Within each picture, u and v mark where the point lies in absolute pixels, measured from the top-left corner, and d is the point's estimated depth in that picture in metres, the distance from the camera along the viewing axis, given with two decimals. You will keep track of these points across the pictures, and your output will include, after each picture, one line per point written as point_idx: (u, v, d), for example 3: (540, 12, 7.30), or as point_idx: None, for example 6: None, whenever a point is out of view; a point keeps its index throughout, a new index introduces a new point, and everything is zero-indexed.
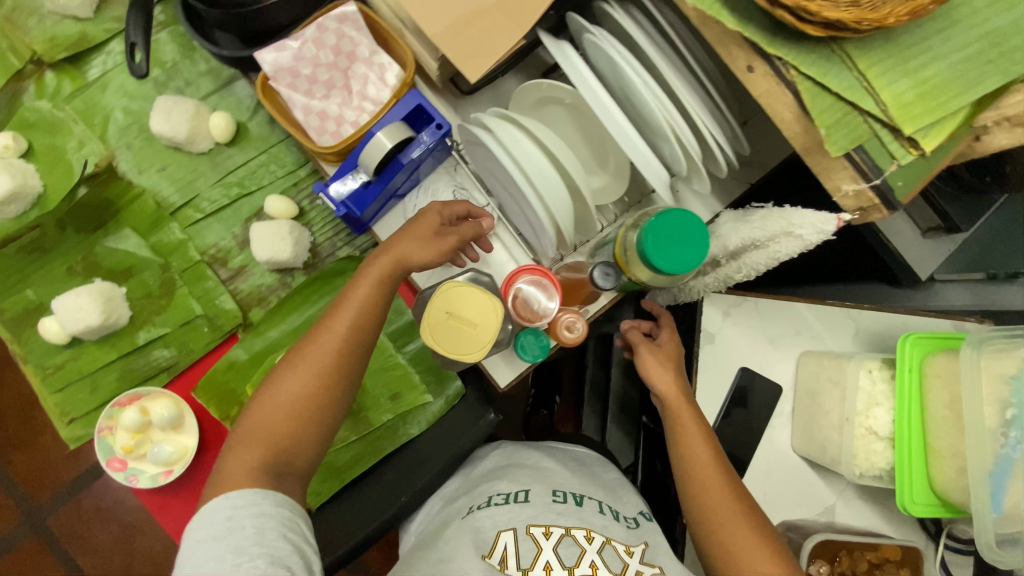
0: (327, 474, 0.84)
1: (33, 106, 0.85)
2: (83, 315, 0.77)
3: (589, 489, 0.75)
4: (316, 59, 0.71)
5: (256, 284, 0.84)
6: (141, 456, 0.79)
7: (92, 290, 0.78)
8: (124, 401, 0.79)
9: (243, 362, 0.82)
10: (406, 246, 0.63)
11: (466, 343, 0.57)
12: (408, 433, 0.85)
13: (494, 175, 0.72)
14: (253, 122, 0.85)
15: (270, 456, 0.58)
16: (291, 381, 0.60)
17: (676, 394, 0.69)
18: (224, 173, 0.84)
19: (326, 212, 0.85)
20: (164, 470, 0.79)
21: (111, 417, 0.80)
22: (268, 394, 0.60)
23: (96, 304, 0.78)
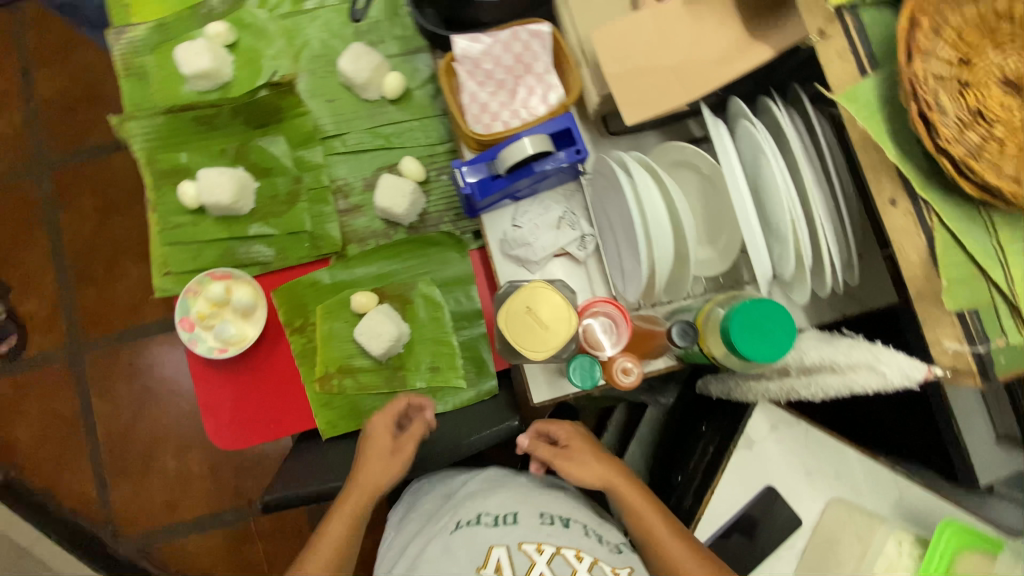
0: (348, 414, 0.89)
1: (253, 12, 0.97)
2: (216, 192, 0.87)
3: (574, 512, 0.76)
4: (498, 59, 0.79)
5: (362, 225, 0.92)
6: (207, 327, 0.87)
7: (230, 173, 0.88)
8: (217, 274, 0.88)
9: (323, 285, 0.90)
10: (370, 474, 0.76)
11: (534, 340, 0.60)
12: (434, 407, 0.89)
13: (611, 212, 0.76)
14: (419, 91, 0.94)
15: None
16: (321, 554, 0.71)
17: (620, 482, 0.74)
18: (378, 124, 0.93)
19: (446, 189, 0.92)
20: (221, 347, 0.87)
21: (200, 283, 0.88)
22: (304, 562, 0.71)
23: (229, 186, 0.88)
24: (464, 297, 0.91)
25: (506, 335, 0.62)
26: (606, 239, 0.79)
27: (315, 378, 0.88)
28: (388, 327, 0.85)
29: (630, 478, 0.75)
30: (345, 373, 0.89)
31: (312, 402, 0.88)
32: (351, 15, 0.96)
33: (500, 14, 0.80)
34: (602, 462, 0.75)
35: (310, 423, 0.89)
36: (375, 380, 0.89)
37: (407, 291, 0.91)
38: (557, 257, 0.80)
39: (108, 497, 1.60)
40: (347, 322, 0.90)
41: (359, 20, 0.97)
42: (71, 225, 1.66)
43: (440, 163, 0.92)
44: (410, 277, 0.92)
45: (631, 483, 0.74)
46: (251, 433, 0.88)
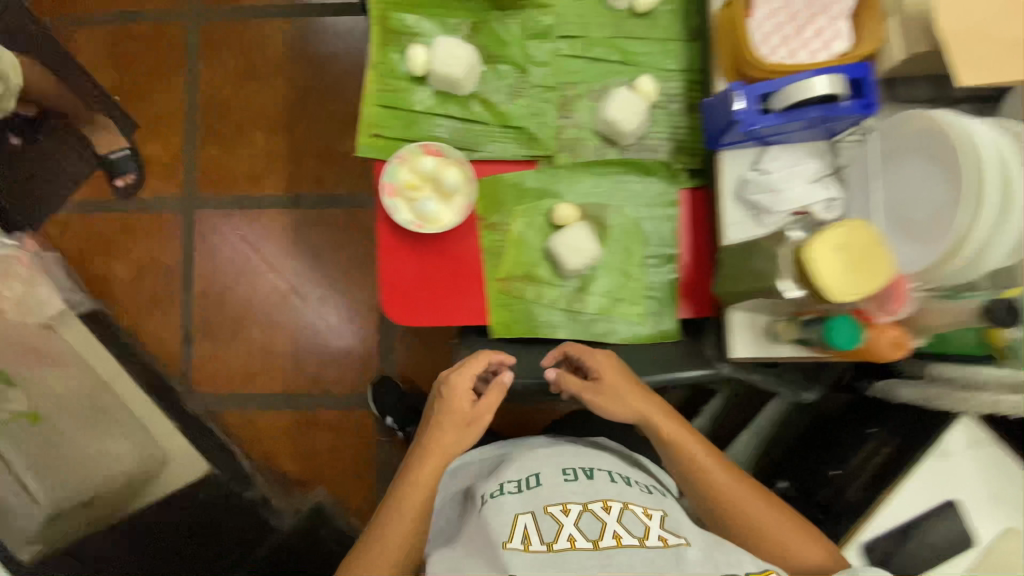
0: (521, 321, 0.86)
1: None
2: (447, 65, 0.83)
3: (594, 461, 0.77)
4: None
5: (577, 136, 0.87)
6: (409, 198, 0.85)
7: (464, 51, 0.84)
8: (429, 149, 0.85)
9: (525, 188, 0.87)
10: (444, 440, 0.77)
11: (846, 281, 0.60)
12: (603, 335, 0.85)
13: (909, 194, 0.69)
14: (668, 12, 0.88)
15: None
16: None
17: (666, 416, 0.77)
18: (618, 35, 0.87)
19: (673, 120, 0.87)
20: (416, 222, 0.85)
21: (410, 153, 0.85)
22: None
23: (460, 63, 0.83)
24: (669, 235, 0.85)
25: (810, 270, 0.60)
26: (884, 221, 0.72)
27: (498, 276, 0.86)
28: (586, 246, 0.81)
29: (671, 411, 0.78)
30: (528, 280, 0.86)
31: (488, 299, 0.86)
32: None
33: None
34: (659, 404, 0.78)
35: (482, 319, 0.87)
36: (555, 295, 0.86)
37: (609, 214, 0.85)
38: (795, 214, 0.76)
39: (189, 352, 1.62)
40: (540, 230, 0.87)
41: None
42: (210, 77, 1.65)
43: (675, 91, 0.87)
44: (615, 200, 0.86)
45: (674, 419, 0.77)
46: (421, 313, 0.86)
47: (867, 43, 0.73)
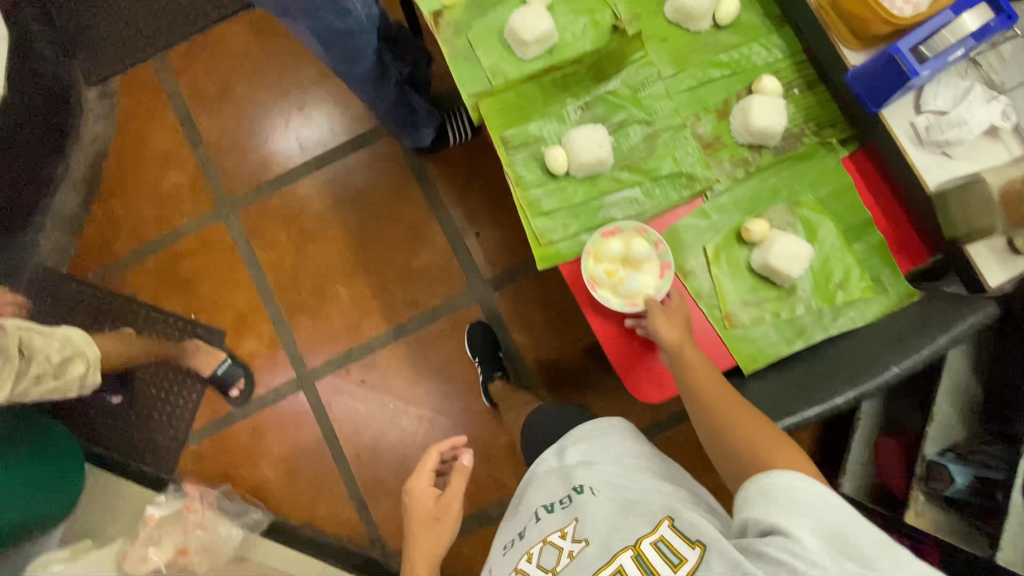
0: (765, 344, 0.85)
1: None
2: (583, 154, 0.85)
3: (528, 505, 0.82)
4: None
5: (726, 157, 0.88)
6: (612, 283, 0.85)
7: (595, 133, 0.86)
8: (608, 232, 0.86)
9: (704, 226, 0.88)
10: (421, 509, 0.90)
11: None
12: (851, 322, 0.84)
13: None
14: (747, 13, 0.90)
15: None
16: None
17: (680, 344, 0.77)
18: (715, 54, 0.90)
19: (804, 101, 0.88)
20: (630, 301, 0.85)
21: (594, 245, 0.86)
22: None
23: (595, 147, 0.85)
24: (851, 205, 0.87)
25: None
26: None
27: (722, 317, 0.86)
28: (790, 249, 0.82)
29: (690, 338, 0.79)
30: (750, 306, 0.86)
31: (725, 341, 0.85)
32: None
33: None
34: (681, 330, 0.79)
35: (728, 359, 0.86)
36: (783, 308, 0.86)
37: (790, 211, 0.87)
38: (983, 135, 0.77)
39: (368, 518, 1.58)
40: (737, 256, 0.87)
41: None
42: (269, 261, 1.68)
43: (791, 78, 0.89)
44: (789, 196, 0.87)
45: (693, 348, 0.78)
46: (672, 383, 0.85)
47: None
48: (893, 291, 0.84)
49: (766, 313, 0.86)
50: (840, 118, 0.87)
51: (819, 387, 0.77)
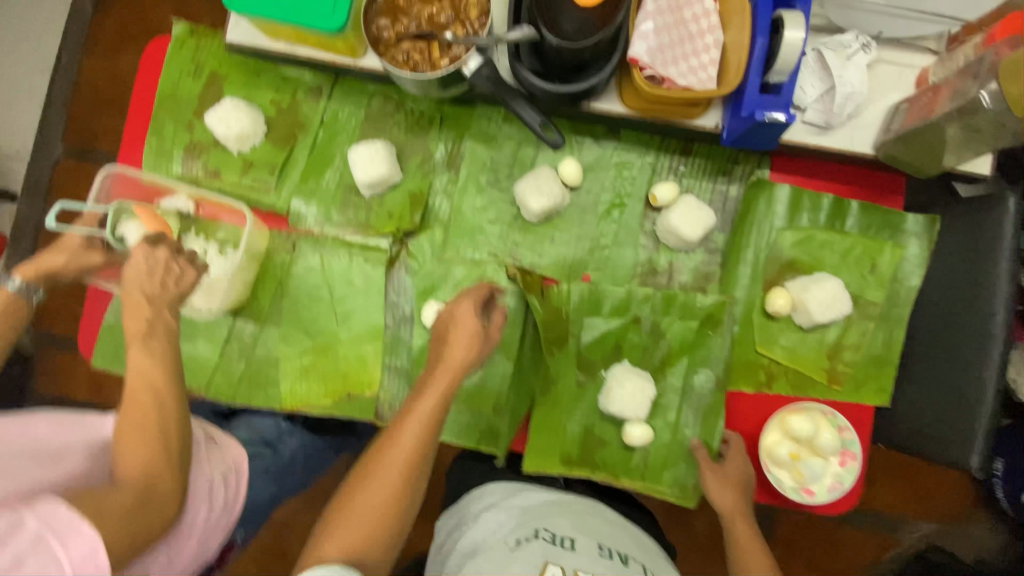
0: (876, 369, 0.82)
1: (422, 275, 0.85)
2: (634, 403, 0.79)
3: (625, 549, 0.69)
4: (667, 27, 0.69)
5: (693, 269, 0.84)
6: (793, 465, 0.79)
7: (623, 376, 0.80)
8: (791, 409, 0.80)
9: (739, 334, 0.83)
10: (455, 351, 0.64)
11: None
12: (914, 285, 0.82)
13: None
14: (587, 150, 0.85)
15: (383, 526, 0.55)
16: (383, 474, 0.57)
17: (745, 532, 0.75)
18: (600, 205, 0.85)
19: (698, 168, 0.84)
20: (803, 487, 0.79)
21: (779, 420, 0.80)
22: (381, 473, 0.57)
23: (636, 388, 0.79)
24: (816, 204, 0.83)
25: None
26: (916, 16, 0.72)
27: (828, 384, 0.82)
28: (824, 295, 0.78)
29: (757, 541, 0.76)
30: (838, 353, 0.82)
31: (850, 398, 0.82)
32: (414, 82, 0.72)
33: (634, 3, 0.68)
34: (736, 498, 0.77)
35: (865, 408, 0.82)
36: (859, 329, 0.82)
37: (781, 258, 0.83)
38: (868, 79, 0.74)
39: None
40: (787, 330, 0.82)
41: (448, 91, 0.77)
42: None
43: (669, 162, 0.85)
44: (768, 247, 0.83)
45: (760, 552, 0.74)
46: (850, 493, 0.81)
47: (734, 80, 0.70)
48: (913, 231, 0.82)
49: (853, 343, 0.82)
50: (737, 152, 0.83)
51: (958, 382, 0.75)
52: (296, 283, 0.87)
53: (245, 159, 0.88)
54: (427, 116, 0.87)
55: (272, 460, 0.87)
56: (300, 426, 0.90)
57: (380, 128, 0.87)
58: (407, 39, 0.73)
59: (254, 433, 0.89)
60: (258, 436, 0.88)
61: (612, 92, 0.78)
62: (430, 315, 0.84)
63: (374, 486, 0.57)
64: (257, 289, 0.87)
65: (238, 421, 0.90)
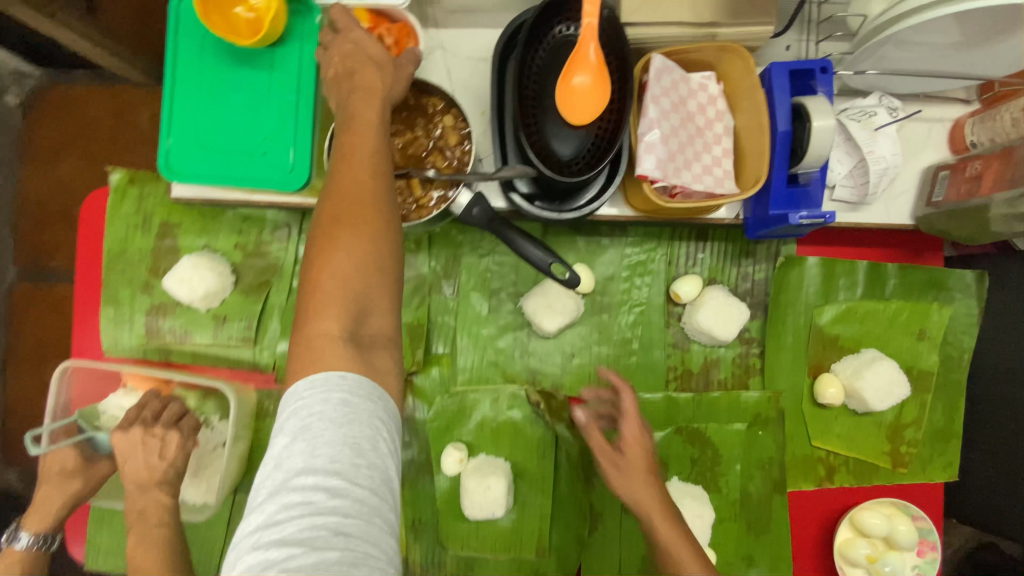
0: (942, 444, 0.75)
1: (437, 415, 0.77)
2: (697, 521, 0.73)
3: None
4: (675, 130, 0.61)
5: (730, 363, 0.76)
6: (874, 569, 0.72)
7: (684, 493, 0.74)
8: (862, 507, 0.73)
9: (789, 428, 0.76)
10: (369, 79, 0.55)
11: None
12: (967, 347, 0.76)
13: (920, 57, 0.59)
14: (595, 250, 0.77)
15: (368, 246, 0.50)
16: (343, 232, 0.49)
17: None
18: (618, 307, 0.77)
19: (719, 252, 0.77)
20: None
21: (850, 521, 0.73)
22: (331, 217, 0.50)
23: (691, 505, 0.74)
24: (853, 274, 0.76)
25: None
26: (946, 76, 0.62)
27: (894, 468, 0.75)
28: (878, 380, 0.72)
29: None
30: (900, 433, 0.75)
31: (919, 480, 0.75)
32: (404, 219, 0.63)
33: (635, 112, 0.61)
34: None
35: (934, 488, 0.76)
36: (919, 403, 0.75)
37: (823, 337, 0.76)
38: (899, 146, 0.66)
39: None
40: (841, 416, 0.75)
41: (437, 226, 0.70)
42: None
43: (685, 250, 0.77)
44: (807, 329, 0.76)
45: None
46: None
47: (750, 184, 0.62)
48: (960, 289, 0.75)
49: (915, 419, 0.75)
50: None
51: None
52: None
53: (217, 315, 0.79)
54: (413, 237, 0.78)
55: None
56: None
57: None
58: None
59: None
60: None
61: (617, 193, 0.70)
62: (451, 464, 0.76)
63: (349, 217, 0.50)
64: (253, 455, 0.78)
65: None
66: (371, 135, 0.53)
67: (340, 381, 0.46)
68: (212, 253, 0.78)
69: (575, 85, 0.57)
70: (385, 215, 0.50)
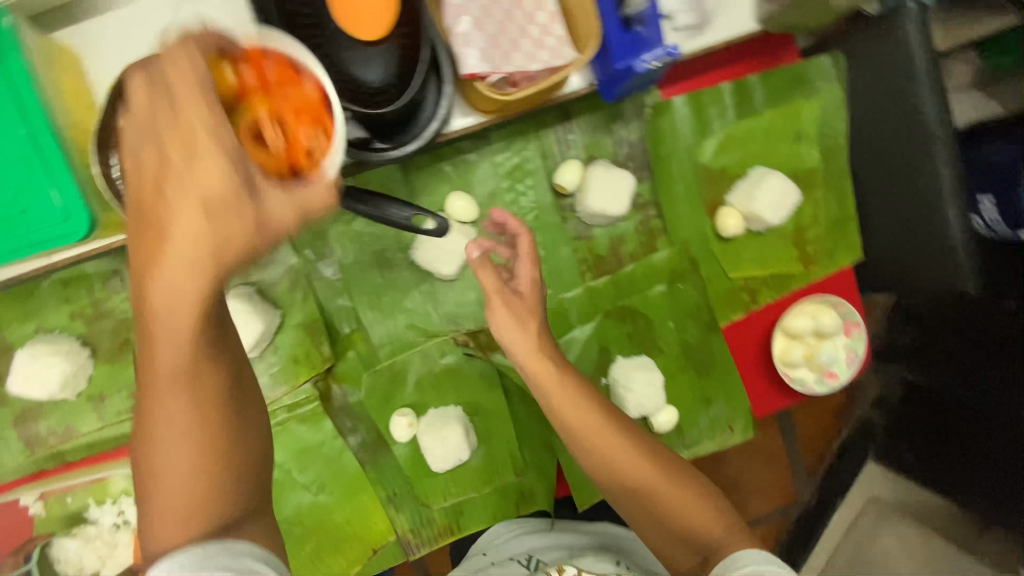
0: (843, 231, 0.78)
1: (372, 396, 0.73)
2: (652, 389, 0.74)
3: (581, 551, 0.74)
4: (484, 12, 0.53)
5: (633, 231, 0.75)
6: (810, 361, 0.77)
7: (635, 368, 0.75)
8: (786, 311, 0.77)
9: (706, 270, 0.77)
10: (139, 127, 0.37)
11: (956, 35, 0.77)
12: (842, 131, 0.76)
13: None
14: (463, 170, 0.70)
15: (191, 410, 0.42)
16: (162, 411, 0.41)
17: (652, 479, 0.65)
18: (509, 220, 0.72)
19: (586, 127, 0.72)
20: (827, 375, 0.78)
21: (782, 328, 0.77)
22: (150, 401, 0.41)
23: (644, 377, 0.74)
24: (720, 100, 0.74)
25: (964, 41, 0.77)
26: None
27: (806, 268, 0.78)
28: (769, 192, 0.72)
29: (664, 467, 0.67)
30: (803, 235, 0.77)
31: (831, 270, 0.79)
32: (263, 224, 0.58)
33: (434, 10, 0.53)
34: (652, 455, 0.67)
35: (846, 271, 0.80)
36: (812, 202, 0.77)
37: (711, 173, 0.75)
38: None
39: None
40: (748, 240, 0.77)
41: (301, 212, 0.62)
42: None
43: (555, 136, 0.71)
44: (694, 170, 0.75)
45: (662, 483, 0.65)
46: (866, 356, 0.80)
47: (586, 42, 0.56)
48: (821, 77, 0.74)
49: (813, 217, 0.77)
50: None
51: (926, 219, 0.70)
52: None
53: (94, 395, 0.70)
54: None
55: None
56: None
57: None
58: None
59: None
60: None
61: (459, 102, 0.62)
62: (401, 431, 0.73)
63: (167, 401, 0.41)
64: None
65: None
66: (161, 251, 0.37)
67: (241, 548, 0.44)
68: (48, 335, 0.67)
69: (314, 93, 0.46)
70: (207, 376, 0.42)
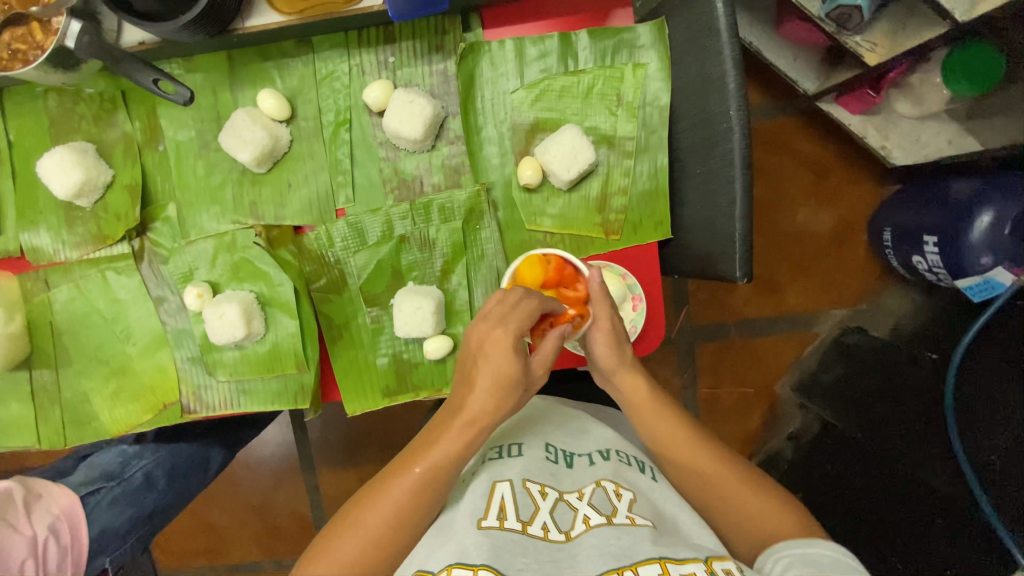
0: (652, 204, 0.77)
1: (175, 264, 0.80)
2: (421, 316, 0.77)
3: (552, 443, 0.70)
4: None
5: (440, 164, 0.78)
6: None
7: (409, 293, 0.78)
8: None
9: (505, 215, 0.79)
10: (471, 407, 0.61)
11: None
12: (663, 103, 0.74)
13: None
14: (286, 77, 0.77)
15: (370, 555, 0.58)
16: (337, 543, 0.58)
17: (645, 397, 0.67)
18: (323, 130, 0.78)
19: (405, 55, 0.75)
20: None
21: None
22: (327, 542, 0.59)
23: (415, 300, 0.77)
24: (539, 51, 0.75)
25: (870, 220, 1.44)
26: None
27: (606, 236, 0.78)
28: (562, 146, 0.74)
29: (653, 388, 0.68)
30: (607, 202, 0.77)
31: (633, 243, 0.78)
32: (184, 98, 0.68)
33: None
34: (649, 381, 0.69)
35: (649, 248, 0.78)
36: (621, 169, 0.77)
37: (523, 122, 0.76)
38: None
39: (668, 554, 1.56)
40: (551, 195, 0.78)
41: (185, 96, 0.69)
42: None
43: (375, 57, 0.76)
44: (507, 116, 0.77)
45: (659, 403, 0.67)
46: (648, 338, 0.78)
47: None
48: (645, 44, 0.74)
49: (621, 184, 0.77)
50: (438, 21, 0.74)
51: (716, 190, 0.69)
52: (69, 319, 0.84)
53: None
54: (108, 95, 0.79)
55: (119, 489, 0.89)
56: (150, 443, 0.92)
57: (70, 126, 0.80)
58: (6, 28, 0.65)
59: (99, 468, 0.91)
60: (101, 472, 0.90)
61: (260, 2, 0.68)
62: (192, 300, 0.79)
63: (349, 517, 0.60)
64: (32, 330, 0.85)
65: (84, 465, 0.92)
66: (420, 481, 0.60)
67: None
68: None
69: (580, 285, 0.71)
70: (399, 539, 0.59)
